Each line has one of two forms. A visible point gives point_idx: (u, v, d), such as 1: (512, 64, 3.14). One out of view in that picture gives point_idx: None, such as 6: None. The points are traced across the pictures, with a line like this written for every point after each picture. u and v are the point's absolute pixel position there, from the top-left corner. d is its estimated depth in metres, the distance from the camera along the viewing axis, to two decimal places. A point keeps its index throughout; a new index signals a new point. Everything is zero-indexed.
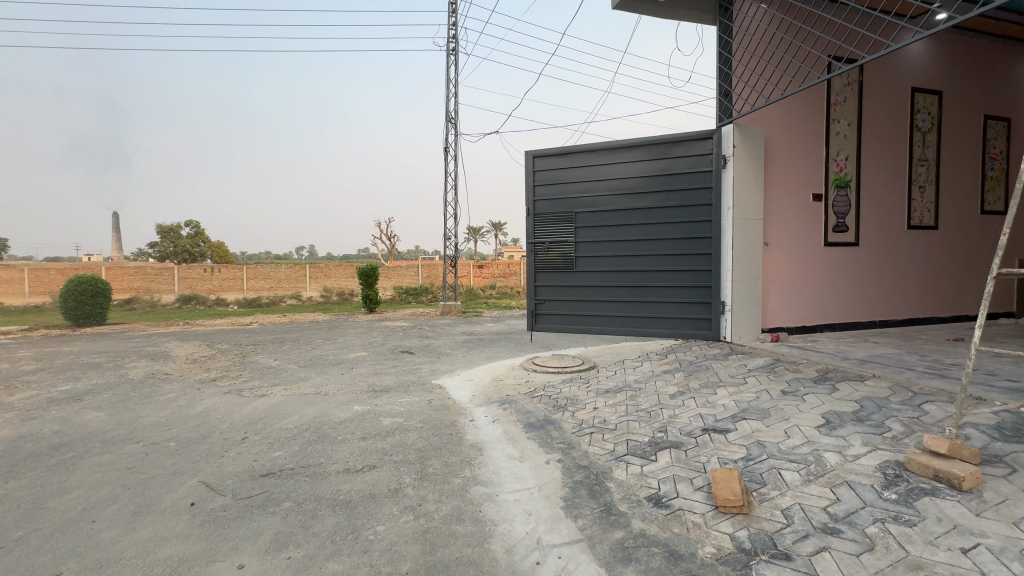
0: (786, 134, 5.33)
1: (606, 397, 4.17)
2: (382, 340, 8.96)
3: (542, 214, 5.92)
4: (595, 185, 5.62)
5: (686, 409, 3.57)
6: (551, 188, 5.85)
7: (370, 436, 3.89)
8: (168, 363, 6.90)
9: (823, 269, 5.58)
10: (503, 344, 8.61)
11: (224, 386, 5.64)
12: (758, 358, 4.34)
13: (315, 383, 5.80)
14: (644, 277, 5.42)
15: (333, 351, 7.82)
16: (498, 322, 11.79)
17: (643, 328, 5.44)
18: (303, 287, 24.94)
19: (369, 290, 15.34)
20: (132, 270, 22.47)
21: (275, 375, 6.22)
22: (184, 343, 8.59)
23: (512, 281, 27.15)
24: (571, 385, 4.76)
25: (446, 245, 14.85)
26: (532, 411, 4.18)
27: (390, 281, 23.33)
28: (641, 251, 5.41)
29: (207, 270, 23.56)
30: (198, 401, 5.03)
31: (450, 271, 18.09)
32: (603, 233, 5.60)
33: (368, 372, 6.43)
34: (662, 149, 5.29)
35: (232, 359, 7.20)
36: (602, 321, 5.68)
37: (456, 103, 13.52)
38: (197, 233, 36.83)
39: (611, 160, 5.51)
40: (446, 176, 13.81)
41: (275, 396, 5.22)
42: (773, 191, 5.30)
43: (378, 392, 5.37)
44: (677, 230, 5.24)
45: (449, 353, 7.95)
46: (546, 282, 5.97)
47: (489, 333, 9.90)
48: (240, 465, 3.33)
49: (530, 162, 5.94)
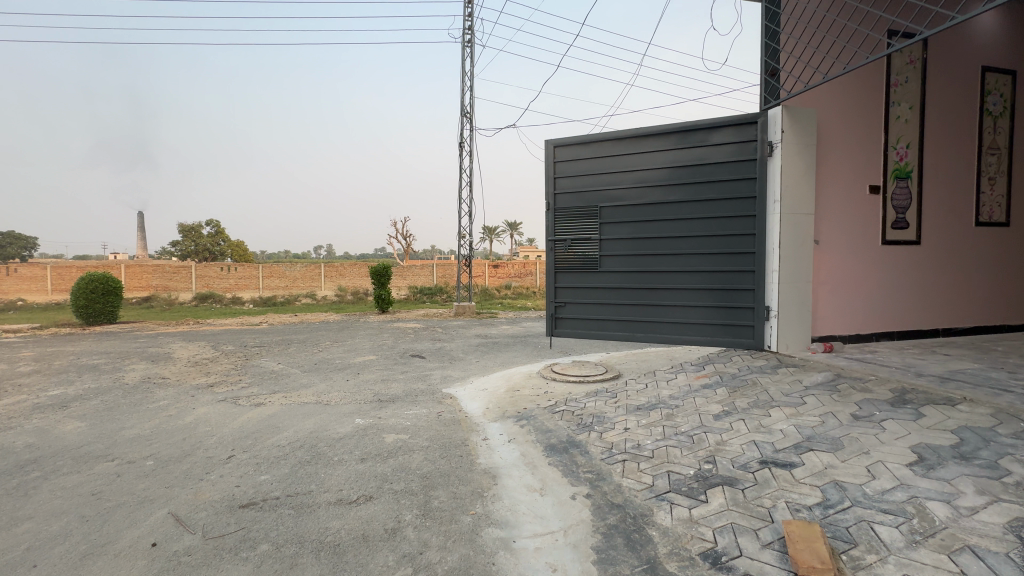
0: (840, 119, 4.72)
1: (638, 416, 3.65)
2: (393, 343, 8.53)
3: (563, 209, 5.41)
4: (623, 177, 5.10)
5: (736, 435, 3.03)
6: (573, 180, 5.35)
7: (370, 457, 3.44)
8: (168, 367, 6.56)
9: (879, 270, 4.96)
10: (519, 349, 8.11)
11: (221, 393, 5.26)
12: (814, 373, 3.77)
13: (317, 391, 5.38)
14: (677, 279, 4.88)
15: (341, 355, 7.42)
16: (513, 324, 11.28)
17: (675, 335, 4.91)
18: (318, 286, 24.80)
19: (382, 290, 15.00)
20: (151, 267, 22.67)
21: (277, 380, 5.83)
22: (190, 344, 8.30)
23: (528, 281, 26.61)
24: (596, 399, 4.25)
25: (460, 244, 14.39)
26: (553, 430, 3.68)
27: (404, 281, 23.01)
28: (675, 250, 4.87)
29: (223, 269, 23.58)
30: (190, 410, 4.65)
31: (465, 271, 17.63)
32: (631, 230, 5.08)
33: (375, 379, 5.99)
34: (699, 136, 4.73)
35: (235, 362, 6.84)
36: (630, 327, 5.15)
37: (472, 96, 13.05)
38: (217, 232, 37.23)
39: (640, 149, 4.98)
40: (460, 172, 13.36)
41: (273, 406, 4.80)
42: (825, 182, 4.70)
43: (384, 402, 4.92)
44: (715, 227, 4.68)
45: (462, 357, 7.49)
46: (567, 283, 5.47)
47: (504, 336, 9.40)
48: (219, 492, 2.91)
49: (550, 153, 5.44)
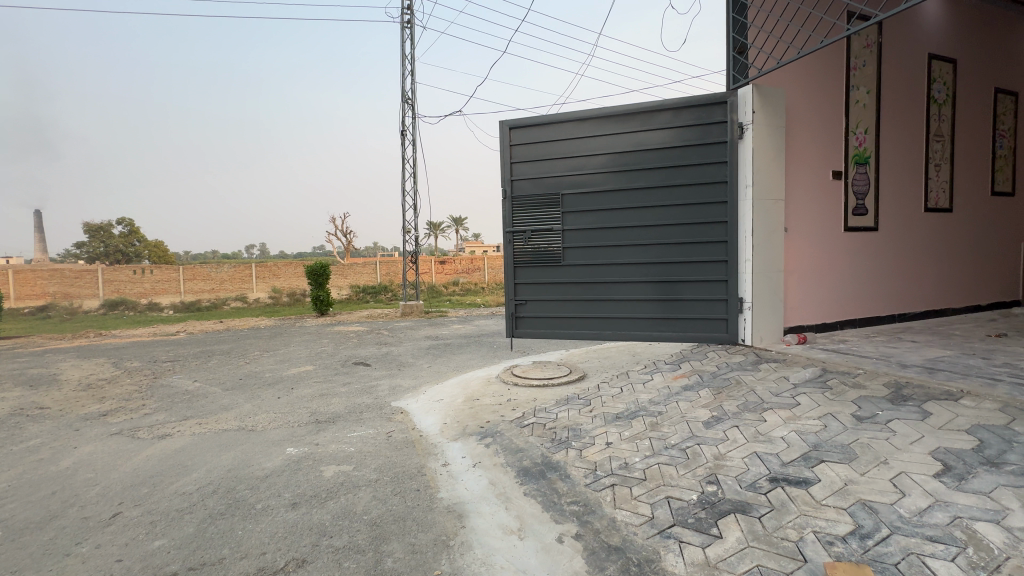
0: (806, 101, 4.54)
1: (619, 427, 3.24)
2: (333, 350, 7.68)
3: (521, 197, 4.91)
4: (585, 161, 4.68)
5: (735, 447, 2.67)
6: (531, 165, 4.86)
7: (304, 502, 2.77)
8: (51, 393, 5.40)
9: (843, 257, 4.88)
10: (475, 350, 7.55)
11: (115, 424, 4.30)
12: (798, 369, 3.53)
13: (240, 415, 4.55)
14: (646, 271, 4.54)
15: (272, 367, 6.52)
16: (464, 323, 10.68)
17: (645, 332, 4.57)
18: (249, 288, 22.82)
19: (321, 291, 13.87)
20: (46, 272, 19.72)
21: (191, 402, 4.92)
22: (85, 362, 7.01)
23: (477, 276, 26.00)
24: (569, 407, 3.80)
25: (406, 239, 13.55)
26: (525, 450, 3.19)
27: (345, 280, 21.66)
28: (643, 240, 4.52)
29: (137, 272, 21.02)
30: (70, 449, 3.71)
31: (411, 268, 16.74)
32: (596, 219, 4.67)
33: (312, 394, 5.22)
34: (666, 116, 4.39)
35: (139, 382, 5.78)
36: (596, 324, 4.76)
37: (414, 81, 12.23)
38: (131, 231, 33.56)
39: (604, 131, 4.58)
40: (404, 162, 12.50)
41: (182, 437, 3.95)
42: (793, 167, 4.52)
43: (322, 423, 4.21)
44: (685, 214, 4.36)
45: (412, 363, 6.83)
46: (527, 278, 4.98)
47: (456, 337, 8.79)
48: (90, 573, 2.16)
49: (505, 135, 4.93)
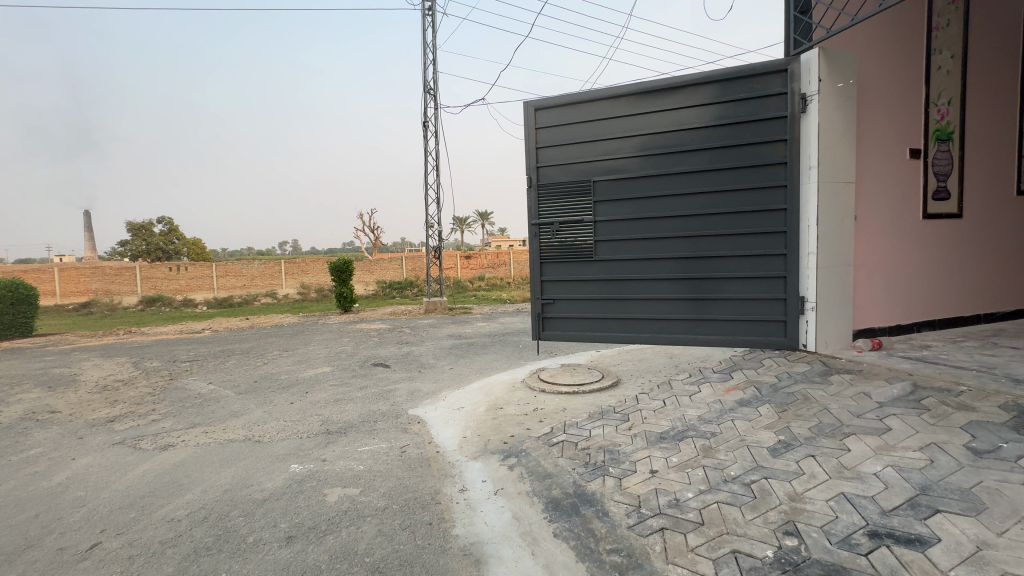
0: (879, 67, 3.91)
1: (664, 450, 2.76)
2: (353, 349, 7.40)
3: (548, 186, 4.47)
4: (619, 143, 4.19)
5: (815, 486, 2.17)
6: (560, 149, 4.41)
7: (300, 535, 2.42)
8: (66, 395, 5.27)
9: (919, 249, 4.22)
10: (499, 351, 7.13)
11: (120, 431, 4.08)
12: (880, 383, 2.96)
13: (249, 422, 4.26)
14: (690, 267, 4.02)
15: (289, 368, 6.27)
16: (489, 321, 10.27)
17: (690, 335, 4.06)
18: (279, 284, 23.08)
19: (345, 288, 13.75)
20: (89, 270, 20.43)
21: (201, 408, 4.68)
22: (106, 362, 6.94)
23: (502, 271, 25.60)
24: (604, 422, 3.34)
25: (429, 234, 13.25)
26: (554, 476, 2.75)
27: (371, 275, 21.64)
28: (687, 231, 4.00)
29: (172, 270, 21.52)
30: (67, 462, 3.47)
31: (435, 263, 16.47)
32: (632, 208, 4.17)
33: (326, 399, 4.90)
34: (714, 91, 3.85)
35: (154, 384, 5.60)
36: (633, 326, 4.27)
37: (436, 70, 11.87)
38: (170, 229, 34.66)
39: (641, 108, 4.07)
40: (426, 155, 12.20)
41: (184, 449, 3.68)
42: (864, 145, 3.89)
43: (332, 435, 3.87)
44: (736, 200, 3.82)
45: (433, 364, 6.47)
46: (555, 275, 4.53)
47: (480, 336, 8.39)
48: None
49: (530, 117, 4.50)
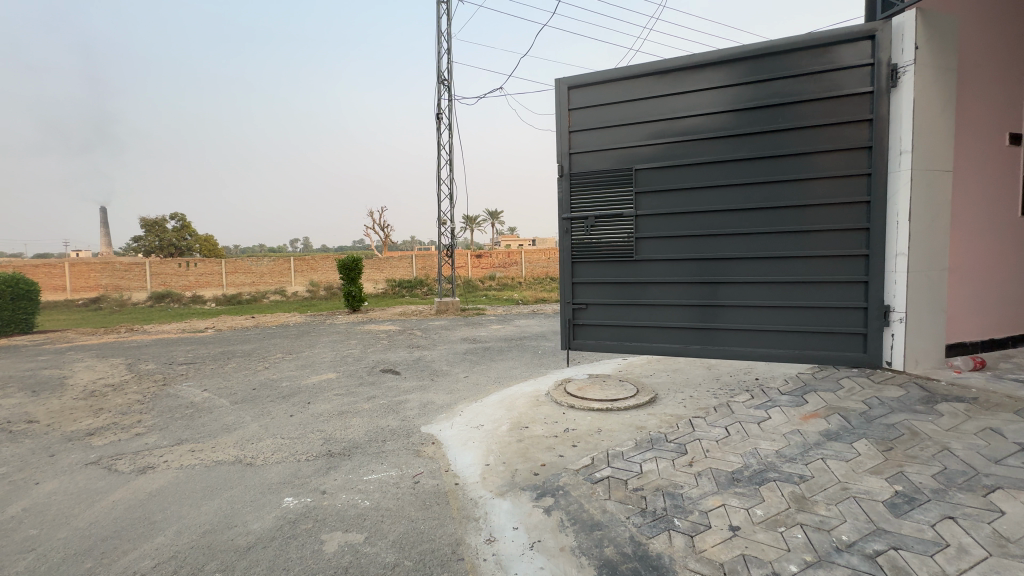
0: (979, 36, 3.31)
1: (743, 499, 2.20)
2: (360, 353, 6.90)
3: (582, 173, 3.93)
4: (665, 126, 3.64)
5: (973, 567, 1.60)
6: (596, 133, 3.88)
7: None
8: (48, 401, 4.82)
9: (1016, 251, 3.61)
10: (518, 358, 6.58)
11: (97, 448, 3.60)
12: (1009, 417, 2.39)
13: (242, 439, 3.77)
14: (749, 270, 3.46)
15: (292, 374, 5.79)
16: (503, 323, 9.73)
17: (747, 348, 3.51)
18: (288, 281, 22.69)
19: (354, 286, 13.30)
20: (99, 264, 20.31)
21: (192, 420, 4.20)
22: (99, 363, 6.51)
23: (513, 271, 25.05)
24: (656, 454, 2.79)
25: (441, 231, 12.76)
26: (605, 528, 2.20)
27: (381, 273, 21.24)
28: (746, 227, 3.44)
29: (181, 265, 21.28)
30: (30, 487, 3.00)
31: (446, 262, 15.96)
32: (680, 199, 3.62)
33: (329, 412, 4.40)
34: (785, 63, 3.28)
35: (145, 391, 5.14)
36: (678, 336, 3.74)
37: (451, 60, 11.40)
38: (182, 226, 34.59)
39: (693, 85, 3.53)
40: (440, 149, 11.72)
41: (165, 472, 3.19)
42: (961, 127, 3.29)
43: (335, 457, 3.35)
44: (807, 191, 3.25)
45: (447, 371, 5.96)
46: (588, 276, 4.01)
47: (496, 340, 7.86)
48: None
49: (563, 96, 3.98)
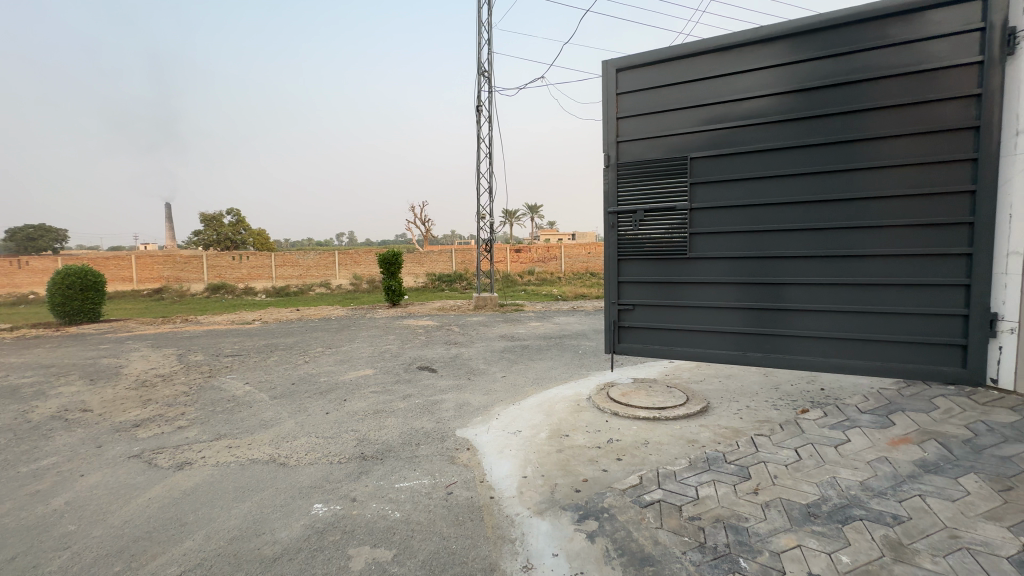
0: None
1: (824, 541, 1.87)
2: (398, 349, 6.85)
3: (631, 163, 3.62)
4: (726, 109, 3.28)
5: None
6: (647, 119, 3.57)
7: None
8: (103, 390, 5.01)
9: None
10: (557, 358, 6.33)
11: (141, 441, 3.66)
12: None
13: (277, 437, 3.73)
14: (822, 269, 3.08)
15: (330, 369, 5.79)
16: (542, 320, 9.50)
17: (817, 357, 3.14)
18: (333, 274, 23.32)
19: (394, 280, 13.42)
20: (161, 257, 21.60)
21: (232, 414, 4.23)
22: (153, 353, 6.77)
23: (553, 265, 24.72)
24: (714, 476, 2.48)
25: (481, 226, 12.63)
26: (658, 564, 1.94)
27: (421, 267, 21.45)
28: (820, 221, 3.05)
29: (235, 258, 22.29)
30: (74, 479, 3.04)
31: (485, 257, 15.86)
32: (742, 190, 3.26)
33: (364, 411, 4.32)
34: (871, 31, 2.85)
35: (192, 382, 5.26)
36: (737, 341, 3.40)
37: (491, 51, 11.22)
38: (237, 220, 36.32)
39: (759, 62, 3.15)
40: (479, 142, 11.58)
41: (201, 469, 3.17)
42: None
43: (367, 461, 3.24)
44: (897, 179, 2.81)
45: (484, 370, 5.79)
46: (635, 275, 3.72)
47: (535, 337, 7.63)
48: None
49: (611, 80, 3.68)
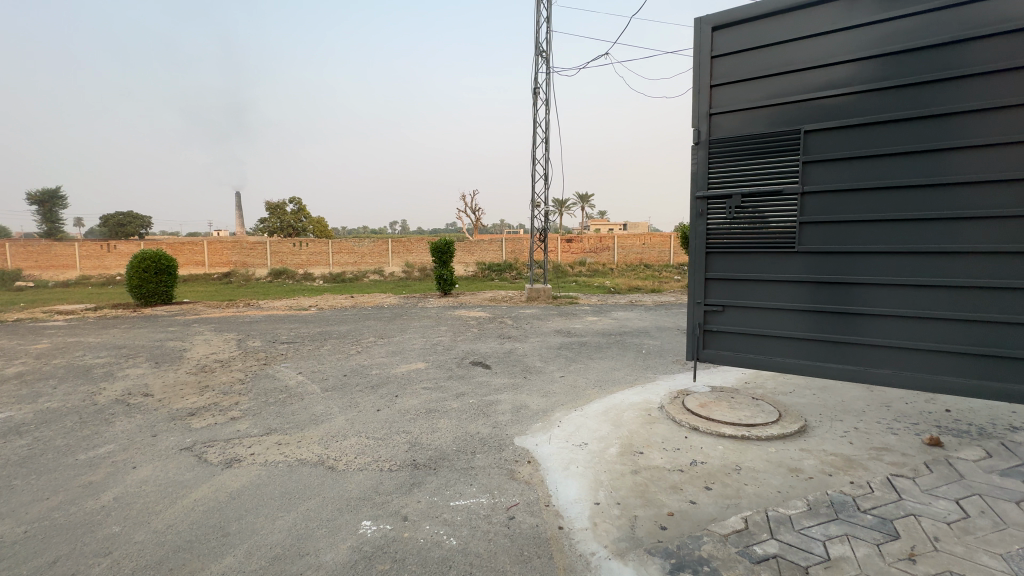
0: None
1: None
2: (450, 342, 6.61)
3: (727, 139, 3.08)
4: (857, 69, 2.66)
5: None
6: (750, 86, 3.00)
7: None
8: (165, 374, 5.07)
9: None
10: (619, 357, 5.84)
11: (194, 432, 3.57)
12: None
13: (327, 435, 3.54)
14: (912, 267, 2.58)
15: (382, 361, 5.61)
16: (599, 314, 8.99)
17: (904, 372, 2.65)
18: (386, 261, 23.66)
19: (446, 269, 13.27)
20: (230, 242, 22.76)
21: (284, 407, 4.09)
22: (215, 338, 6.90)
23: (606, 257, 23.90)
24: (847, 529, 1.99)
25: (535, 214, 12.21)
26: None
27: (472, 256, 21.34)
28: (913, 210, 2.55)
29: (295, 244, 23.13)
30: (126, 471, 2.96)
31: (538, 246, 15.42)
32: (872, 171, 2.64)
33: (416, 410, 4.06)
34: None
35: (248, 370, 5.23)
36: (808, 349, 2.95)
37: (551, 29, 10.68)
38: (298, 208, 37.87)
39: (906, 7, 2.51)
40: (535, 126, 11.11)
41: (249, 468, 3.00)
42: None
43: (420, 470, 2.96)
44: (1011, 159, 2.28)
45: (541, 368, 5.41)
46: (725, 271, 3.20)
47: (593, 334, 7.16)
48: None
49: (705, 41, 3.13)
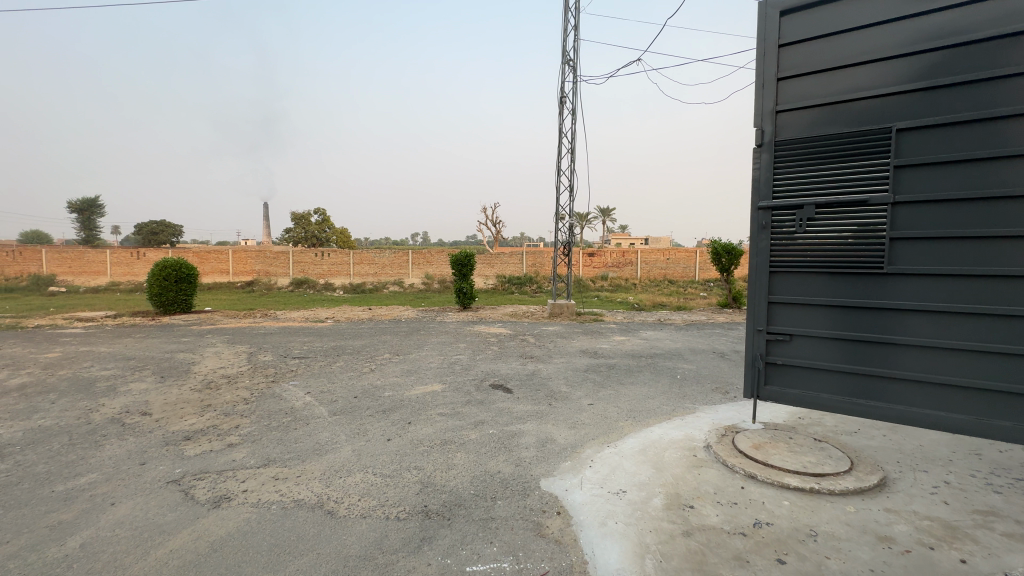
0: None
1: None
2: (469, 361, 6.20)
3: (798, 140, 2.64)
4: (965, 52, 2.15)
5: None
6: (825, 78, 2.55)
7: None
8: (168, 391, 4.79)
9: None
10: (653, 383, 5.34)
11: (186, 461, 3.23)
12: None
13: (330, 469, 3.15)
14: (994, 294, 2.15)
15: (396, 381, 5.24)
16: (627, 334, 8.48)
17: (990, 421, 2.18)
18: (406, 273, 23.50)
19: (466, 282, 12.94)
20: (254, 251, 22.99)
21: (286, 433, 3.74)
22: (226, 350, 6.64)
23: (630, 271, 23.28)
24: None
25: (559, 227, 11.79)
26: None
27: (492, 269, 21.00)
28: (1001, 225, 2.11)
29: (318, 254, 23.22)
30: (103, 509, 2.62)
31: (561, 260, 14.98)
32: (988, 174, 2.12)
33: (430, 441, 3.65)
34: None
35: (254, 388, 4.91)
36: (897, 391, 2.42)
37: (578, 37, 10.37)
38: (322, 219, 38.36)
39: None
40: (561, 136, 10.77)
41: (238, 509, 2.63)
42: None
43: (431, 520, 2.54)
44: None
45: (568, 394, 4.95)
46: (792, 293, 2.74)
47: (622, 355, 6.66)
48: None
49: (772, 28, 2.71)
